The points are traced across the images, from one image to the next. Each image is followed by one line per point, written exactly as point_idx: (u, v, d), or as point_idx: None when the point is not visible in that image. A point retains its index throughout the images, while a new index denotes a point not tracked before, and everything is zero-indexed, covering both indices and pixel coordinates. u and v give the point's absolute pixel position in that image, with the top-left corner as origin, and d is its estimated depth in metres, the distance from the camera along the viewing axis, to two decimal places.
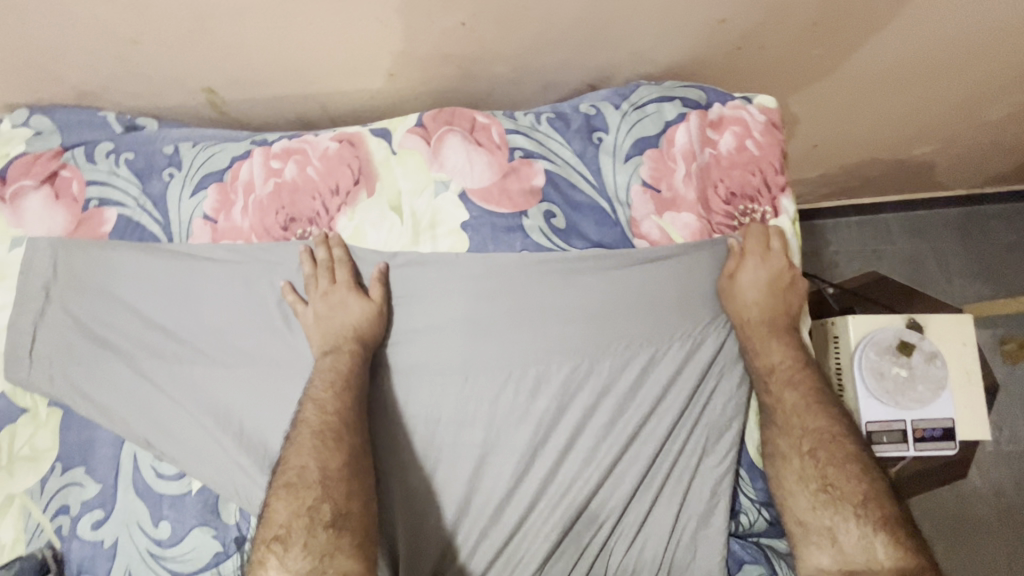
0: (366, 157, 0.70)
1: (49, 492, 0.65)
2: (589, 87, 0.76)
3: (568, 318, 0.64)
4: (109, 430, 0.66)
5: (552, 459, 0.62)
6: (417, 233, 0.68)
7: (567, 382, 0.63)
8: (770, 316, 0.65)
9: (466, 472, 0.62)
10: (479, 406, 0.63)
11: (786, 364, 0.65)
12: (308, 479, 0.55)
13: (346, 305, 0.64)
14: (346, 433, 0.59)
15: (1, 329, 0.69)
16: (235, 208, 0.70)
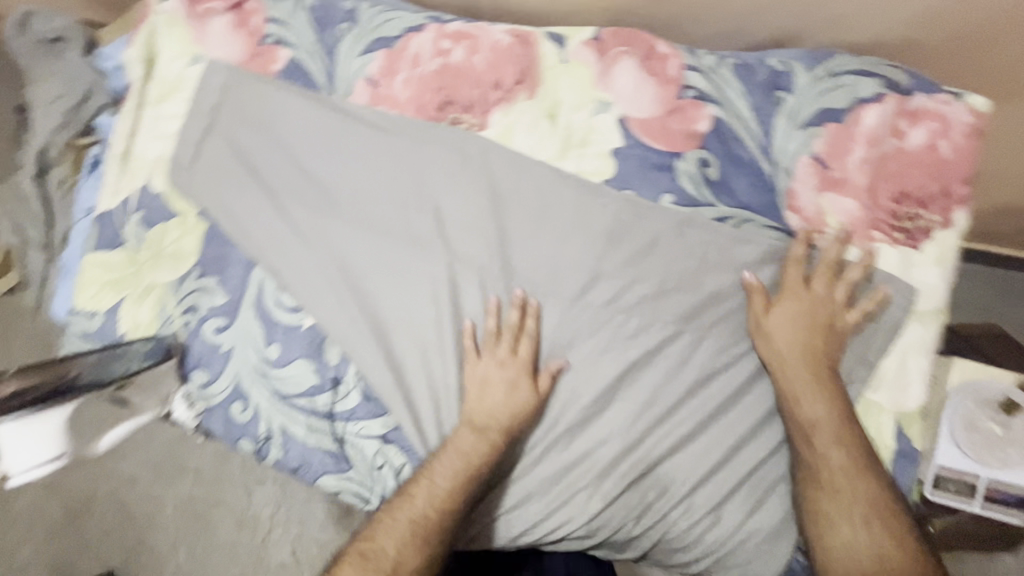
0: (535, 59, 0.69)
1: (185, 291, 0.72)
2: None
3: (692, 271, 0.65)
4: (243, 252, 0.71)
5: (635, 398, 0.64)
6: (566, 148, 0.68)
7: (670, 332, 0.64)
8: (805, 364, 0.61)
9: (551, 387, 0.65)
10: (578, 330, 0.66)
11: (830, 417, 0.60)
12: (438, 473, 0.63)
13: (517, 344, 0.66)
14: (465, 484, 0.62)
15: (171, 136, 0.74)
16: (397, 77, 0.71)
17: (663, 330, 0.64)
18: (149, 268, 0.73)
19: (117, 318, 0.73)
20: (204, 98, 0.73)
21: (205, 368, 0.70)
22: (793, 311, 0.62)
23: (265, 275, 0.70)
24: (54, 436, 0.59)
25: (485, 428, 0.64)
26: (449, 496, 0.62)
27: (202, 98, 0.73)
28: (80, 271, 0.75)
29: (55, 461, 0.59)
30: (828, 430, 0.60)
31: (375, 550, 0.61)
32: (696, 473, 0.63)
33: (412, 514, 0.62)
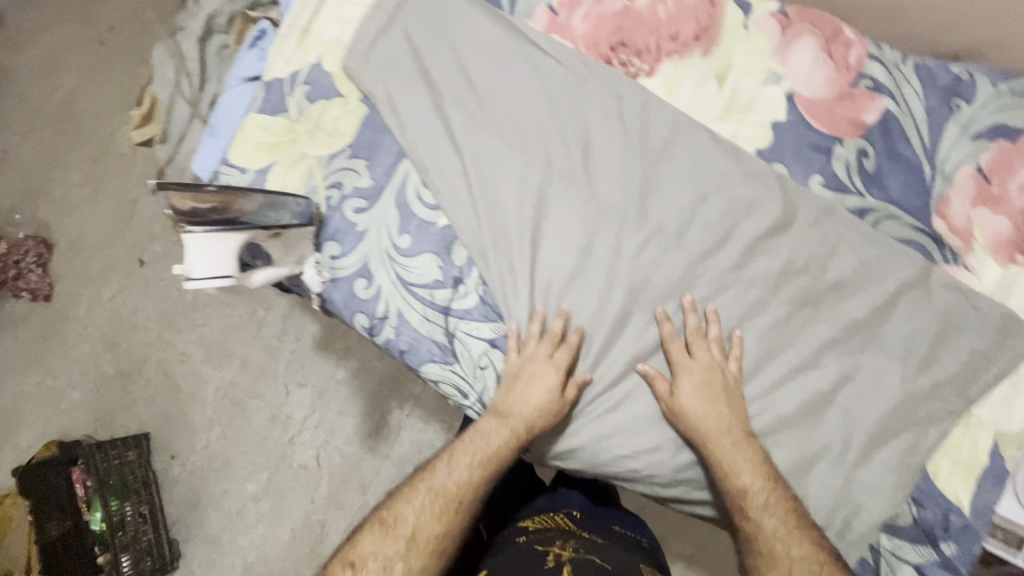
0: (718, 19, 0.70)
1: (334, 167, 0.76)
2: None
3: (823, 261, 0.66)
4: (397, 144, 0.75)
5: (738, 365, 0.66)
6: (728, 111, 0.70)
7: (785, 316, 0.66)
8: (724, 431, 0.64)
9: (657, 335, 0.68)
10: (695, 290, 0.68)
11: (761, 487, 0.62)
12: (418, 520, 0.64)
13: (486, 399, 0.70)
14: (490, 467, 0.67)
15: (352, 21, 0.78)
16: (577, 10, 0.73)
17: (780, 308, 0.66)
18: (304, 140, 0.78)
19: (266, 178, 0.78)
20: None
21: (337, 242, 0.75)
22: (751, 453, 0.63)
23: (412, 169, 0.74)
24: (231, 257, 0.61)
25: (507, 415, 0.68)
26: (469, 482, 0.66)
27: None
28: (240, 129, 0.79)
29: (229, 279, 0.62)
30: (767, 503, 0.61)
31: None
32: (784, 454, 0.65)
33: (432, 487, 0.66)
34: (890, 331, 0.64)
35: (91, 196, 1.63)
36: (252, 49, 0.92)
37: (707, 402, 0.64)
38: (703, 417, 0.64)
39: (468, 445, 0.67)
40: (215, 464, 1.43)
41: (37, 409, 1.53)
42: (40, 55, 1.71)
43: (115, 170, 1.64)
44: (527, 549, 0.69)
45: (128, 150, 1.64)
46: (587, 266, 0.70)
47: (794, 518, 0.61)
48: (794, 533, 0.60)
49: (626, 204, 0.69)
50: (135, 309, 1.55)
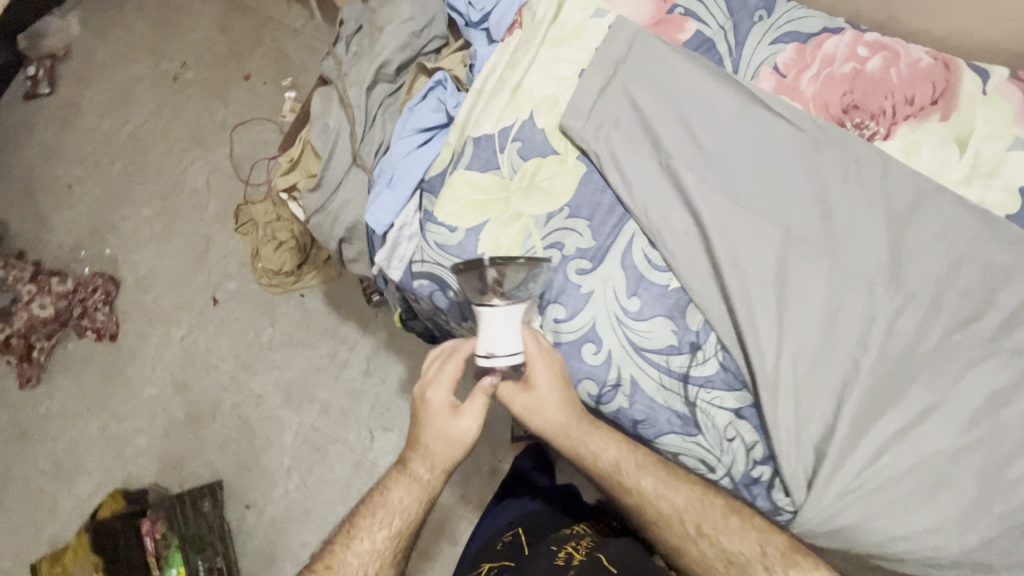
0: (956, 84, 0.70)
1: (552, 228, 0.74)
2: None
3: None
4: (621, 203, 0.73)
5: (1008, 439, 0.63)
6: (972, 175, 0.69)
7: None
8: (645, 466, 0.72)
9: (918, 406, 0.65)
10: (954, 358, 0.65)
11: (687, 503, 0.71)
12: (432, 484, 0.76)
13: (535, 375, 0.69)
14: (449, 465, 0.76)
15: (568, 78, 0.77)
16: (806, 72, 0.73)
17: None
18: (518, 198, 0.75)
19: (478, 237, 0.75)
20: (608, 47, 0.75)
21: (561, 304, 0.72)
22: (656, 479, 0.71)
23: (642, 230, 0.72)
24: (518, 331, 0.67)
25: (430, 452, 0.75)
26: (462, 445, 0.75)
27: (605, 47, 0.75)
28: (446, 185, 0.77)
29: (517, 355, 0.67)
30: (694, 518, 0.70)
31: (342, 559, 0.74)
32: None
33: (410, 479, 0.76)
34: None
35: (163, 232, 1.56)
36: (428, 101, 0.91)
37: (538, 388, 0.70)
38: (555, 421, 0.71)
39: (474, 409, 0.73)
40: (296, 516, 1.36)
41: (98, 456, 1.44)
42: (108, 86, 1.64)
43: (187, 206, 1.57)
44: (550, 553, 0.81)
45: (203, 185, 1.57)
46: (836, 333, 0.67)
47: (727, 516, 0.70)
48: (680, 489, 0.71)
49: (872, 268, 0.68)
50: (213, 353, 1.47)
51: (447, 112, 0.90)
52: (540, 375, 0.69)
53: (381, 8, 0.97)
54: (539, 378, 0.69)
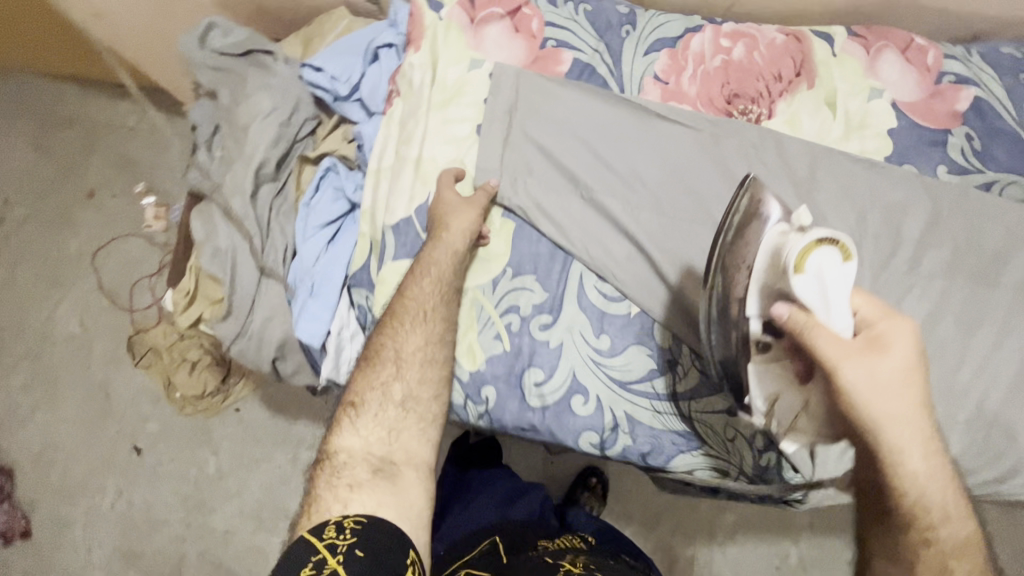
0: (811, 53, 0.76)
1: (502, 292, 0.71)
2: (966, 37, 0.85)
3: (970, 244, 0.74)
4: (559, 248, 0.72)
5: (944, 354, 0.71)
6: (849, 131, 0.76)
7: (960, 296, 0.73)
8: (942, 472, 0.57)
9: None
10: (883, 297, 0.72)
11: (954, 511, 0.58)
12: (454, 243, 0.68)
13: (882, 354, 0.53)
14: (448, 284, 0.69)
15: (465, 139, 0.74)
16: (685, 74, 0.76)
17: (952, 293, 0.73)
18: None
19: None
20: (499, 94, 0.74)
21: (538, 366, 0.70)
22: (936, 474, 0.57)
23: (588, 267, 0.72)
24: (813, 262, 0.53)
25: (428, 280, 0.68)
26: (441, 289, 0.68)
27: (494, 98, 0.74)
28: (378, 282, 0.75)
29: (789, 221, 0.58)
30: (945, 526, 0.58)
31: (376, 372, 0.68)
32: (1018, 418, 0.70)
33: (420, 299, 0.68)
34: None
35: (47, 398, 1.33)
36: (325, 192, 0.85)
37: (907, 379, 0.54)
38: (891, 406, 0.53)
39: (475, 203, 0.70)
40: None
41: None
42: None
43: (67, 360, 1.35)
44: (539, 561, 0.74)
45: (78, 331, 1.36)
46: None
47: (956, 529, 0.59)
48: (950, 514, 0.58)
49: None
50: (157, 509, 1.30)
51: (348, 198, 0.84)
52: (893, 356, 0.53)
53: (235, 104, 0.88)
54: (901, 365, 0.53)
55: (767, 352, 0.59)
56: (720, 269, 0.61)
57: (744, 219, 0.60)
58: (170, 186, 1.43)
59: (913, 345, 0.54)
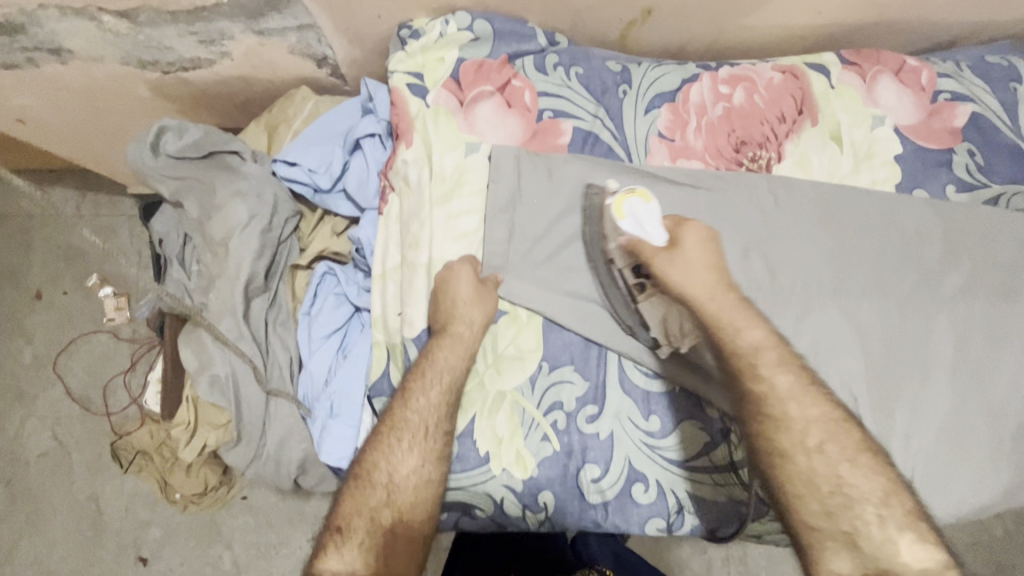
0: (809, 89, 0.75)
1: (541, 391, 0.68)
2: (948, 43, 0.84)
3: (990, 260, 0.74)
4: (593, 334, 0.69)
5: (982, 374, 0.71)
6: (858, 164, 0.75)
7: (988, 313, 0.73)
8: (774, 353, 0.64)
9: (914, 381, 0.70)
10: (916, 325, 0.72)
11: (828, 427, 0.61)
12: (471, 341, 0.66)
13: (685, 249, 0.67)
14: (454, 396, 0.65)
15: (472, 235, 0.69)
16: (689, 128, 0.73)
17: (981, 311, 0.73)
18: (490, 376, 0.68)
19: (474, 438, 0.67)
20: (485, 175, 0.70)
21: (593, 462, 0.67)
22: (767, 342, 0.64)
23: (625, 355, 0.69)
24: (627, 206, 0.69)
25: (432, 383, 0.64)
26: (447, 402, 0.64)
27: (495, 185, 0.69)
28: None
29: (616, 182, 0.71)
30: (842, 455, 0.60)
31: (368, 492, 0.63)
32: None
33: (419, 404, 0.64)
34: None
35: (29, 525, 1.20)
36: (325, 299, 0.79)
37: (706, 257, 0.68)
38: (700, 284, 0.66)
39: (484, 293, 0.67)
40: None
41: None
42: None
43: (45, 481, 1.22)
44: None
45: (53, 446, 1.24)
46: (831, 354, 0.70)
47: (833, 412, 0.62)
48: (806, 392, 0.62)
49: (824, 281, 0.71)
50: None
51: (352, 303, 0.78)
52: (693, 248, 0.67)
53: (207, 216, 0.80)
54: (700, 252, 0.68)
55: (647, 292, 0.68)
56: (592, 238, 0.70)
57: (595, 196, 0.70)
58: (129, 274, 1.31)
59: (700, 233, 0.68)
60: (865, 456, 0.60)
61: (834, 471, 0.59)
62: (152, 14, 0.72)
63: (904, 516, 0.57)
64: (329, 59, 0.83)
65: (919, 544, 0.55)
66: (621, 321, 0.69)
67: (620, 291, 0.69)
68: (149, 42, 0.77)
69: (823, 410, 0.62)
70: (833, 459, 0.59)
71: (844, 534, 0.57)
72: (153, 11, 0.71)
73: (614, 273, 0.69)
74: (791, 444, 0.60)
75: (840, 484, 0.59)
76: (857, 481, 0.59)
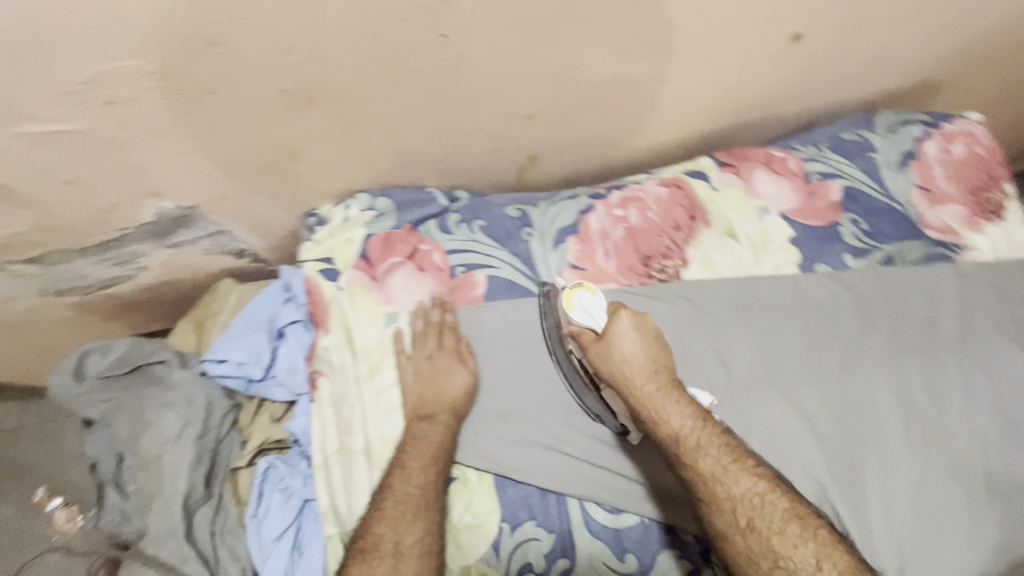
0: (694, 196, 0.81)
1: (508, 557, 0.64)
2: (807, 123, 0.93)
3: (907, 318, 0.76)
4: (547, 484, 0.66)
5: (940, 432, 0.71)
6: (758, 254, 0.79)
7: (923, 368, 0.74)
8: (699, 438, 0.62)
9: (876, 457, 0.69)
10: (860, 396, 0.72)
11: (760, 493, 0.59)
12: (444, 436, 0.66)
13: (614, 336, 0.67)
14: (435, 474, 0.64)
15: (397, 410, 0.69)
16: (596, 254, 0.77)
17: (916, 367, 0.74)
18: (453, 553, 0.64)
19: None
20: (408, 343, 0.70)
21: None
22: (688, 419, 0.63)
23: (584, 496, 0.66)
24: (576, 299, 0.69)
25: (411, 463, 0.64)
26: (426, 487, 0.63)
27: (424, 339, 0.69)
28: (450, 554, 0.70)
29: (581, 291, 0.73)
30: (801, 536, 0.56)
31: None
32: None
33: (396, 496, 0.62)
34: (980, 325, 0.77)
35: None
36: (270, 498, 0.74)
37: (638, 344, 0.66)
38: (635, 367, 0.65)
39: (447, 350, 0.69)
40: None
41: None
42: None
43: None
44: None
45: None
46: (789, 447, 0.69)
47: (759, 486, 0.59)
48: (729, 471, 0.60)
49: (757, 374, 0.72)
50: None
51: (299, 495, 0.74)
52: (625, 338, 0.66)
53: (138, 434, 0.77)
54: (632, 339, 0.66)
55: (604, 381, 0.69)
56: (499, 355, 0.72)
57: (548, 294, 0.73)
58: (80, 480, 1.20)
59: (632, 319, 0.67)
60: (795, 527, 0.57)
61: (768, 547, 0.56)
62: (61, 255, 0.74)
63: None
64: (247, 251, 0.86)
65: None
66: (587, 407, 0.70)
67: (582, 378, 0.70)
68: (63, 275, 0.79)
69: (749, 484, 0.59)
70: (765, 534, 0.57)
71: None
72: (61, 252, 0.73)
73: (573, 359, 0.71)
74: (723, 523, 0.58)
75: (778, 560, 0.55)
76: (791, 553, 0.55)
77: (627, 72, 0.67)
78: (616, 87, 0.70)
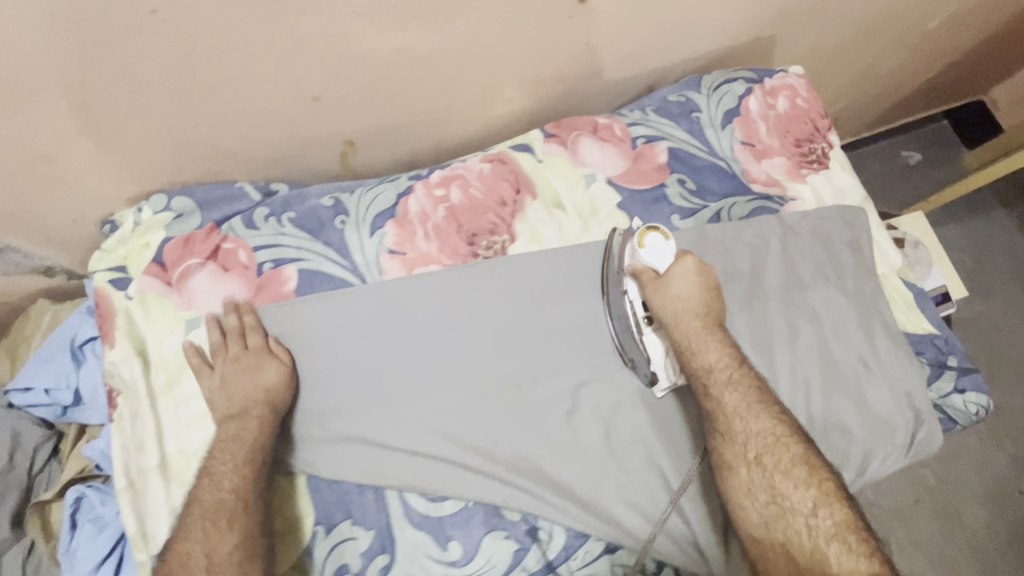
0: (519, 169, 0.79)
1: (322, 561, 0.61)
2: (641, 88, 0.93)
3: (733, 273, 0.76)
4: (362, 481, 0.63)
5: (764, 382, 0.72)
6: (586, 222, 0.78)
7: (748, 319, 0.74)
8: (729, 377, 0.66)
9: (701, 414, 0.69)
10: None
11: (776, 432, 0.64)
12: (253, 432, 0.61)
13: (674, 278, 0.69)
14: (248, 473, 0.59)
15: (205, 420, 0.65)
16: (416, 237, 0.74)
17: (741, 320, 0.74)
18: None
19: None
20: (208, 354, 0.66)
21: None
22: (726, 359, 0.67)
23: (401, 487, 0.63)
24: (649, 239, 0.71)
25: (213, 472, 0.59)
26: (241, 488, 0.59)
27: (224, 344, 0.65)
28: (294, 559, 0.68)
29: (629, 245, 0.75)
30: (804, 478, 0.61)
31: None
32: (848, 407, 0.71)
33: (205, 506, 0.58)
34: (802, 273, 0.78)
35: None
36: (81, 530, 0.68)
37: (695, 287, 0.69)
38: (687, 308, 0.69)
39: (253, 348, 0.65)
40: None
41: None
42: None
43: None
44: None
45: None
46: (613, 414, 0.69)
47: (778, 428, 0.64)
48: (752, 408, 0.65)
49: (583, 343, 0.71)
50: None
51: (114, 523, 0.68)
52: (682, 280, 0.69)
53: None
54: (688, 284, 0.69)
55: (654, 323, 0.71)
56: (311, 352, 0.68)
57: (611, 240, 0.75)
58: None
59: (696, 265, 0.69)
60: (800, 470, 0.62)
61: (769, 482, 0.62)
62: None
63: (834, 527, 0.58)
64: (55, 268, 0.79)
65: (846, 551, 0.56)
66: (624, 355, 0.71)
67: (631, 319, 0.72)
68: None
69: (768, 423, 0.64)
70: (771, 470, 0.62)
71: (778, 545, 0.59)
72: None
73: (627, 303, 0.72)
74: (733, 455, 0.63)
75: (777, 496, 0.61)
76: (790, 492, 0.61)
77: (404, 44, 0.64)
78: (400, 62, 0.67)
